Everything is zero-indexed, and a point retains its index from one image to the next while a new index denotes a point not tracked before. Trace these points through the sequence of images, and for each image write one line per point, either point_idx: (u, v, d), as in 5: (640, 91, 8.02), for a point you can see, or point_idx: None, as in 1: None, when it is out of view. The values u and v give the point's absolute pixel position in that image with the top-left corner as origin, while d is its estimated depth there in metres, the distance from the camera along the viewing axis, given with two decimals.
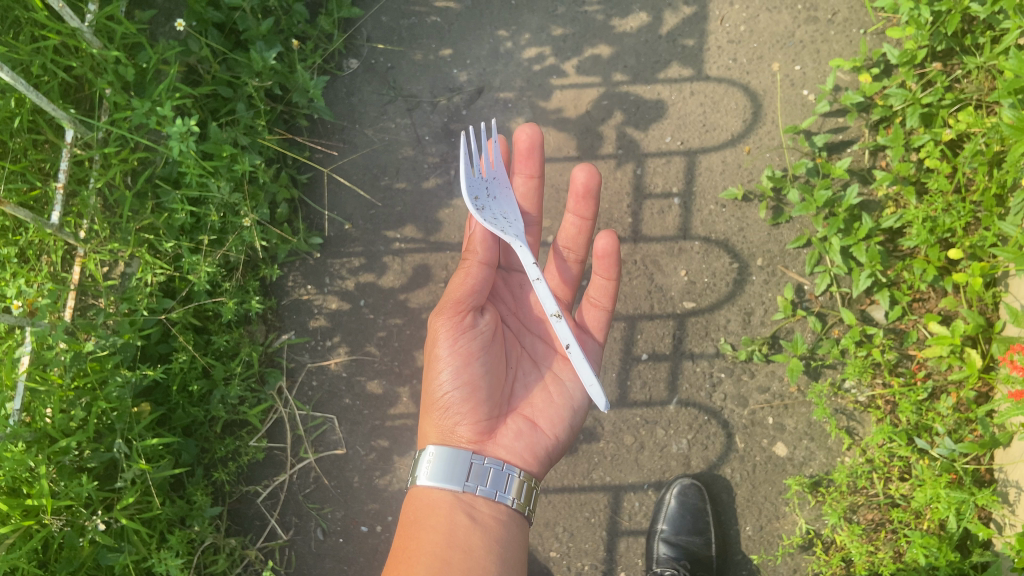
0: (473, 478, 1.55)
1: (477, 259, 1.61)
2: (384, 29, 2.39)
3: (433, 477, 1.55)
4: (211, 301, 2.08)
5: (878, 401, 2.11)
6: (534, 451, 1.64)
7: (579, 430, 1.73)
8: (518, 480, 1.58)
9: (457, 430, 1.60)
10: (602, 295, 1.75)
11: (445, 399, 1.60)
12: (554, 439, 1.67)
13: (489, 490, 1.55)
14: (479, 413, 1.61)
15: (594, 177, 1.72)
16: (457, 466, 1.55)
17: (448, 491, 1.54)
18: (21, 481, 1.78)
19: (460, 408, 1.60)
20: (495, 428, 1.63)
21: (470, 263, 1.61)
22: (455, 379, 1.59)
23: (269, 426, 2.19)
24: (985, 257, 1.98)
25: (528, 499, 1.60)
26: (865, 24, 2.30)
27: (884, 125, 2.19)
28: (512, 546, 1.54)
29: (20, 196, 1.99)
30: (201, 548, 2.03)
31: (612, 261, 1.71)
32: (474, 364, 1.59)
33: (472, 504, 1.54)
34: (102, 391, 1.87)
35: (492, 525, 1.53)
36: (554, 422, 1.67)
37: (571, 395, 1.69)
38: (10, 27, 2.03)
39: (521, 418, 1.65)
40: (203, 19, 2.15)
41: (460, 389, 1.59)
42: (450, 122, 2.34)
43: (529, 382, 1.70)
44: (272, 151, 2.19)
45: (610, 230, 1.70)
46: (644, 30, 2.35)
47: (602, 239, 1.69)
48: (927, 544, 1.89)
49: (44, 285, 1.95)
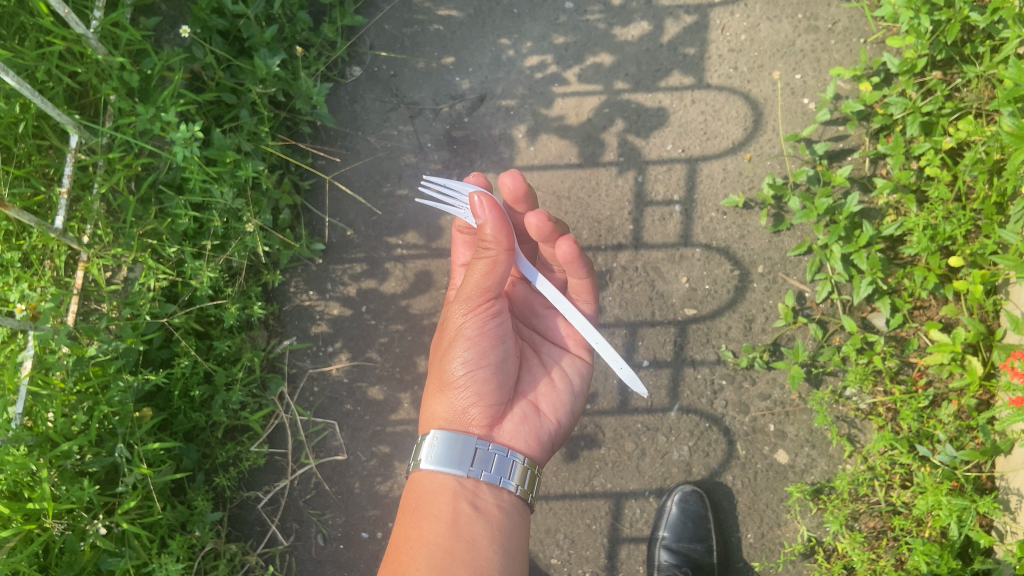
0: (478, 463, 1.53)
1: (505, 248, 1.50)
2: (387, 37, 2.40)
3: (435, 461, 1.53)
4: (213, 306, 2.08)
5: (879, 408, 2.11)
6: (539, 436, 1.64)
7: (578, 418, 1.76)
8: (521, 466, 1.57)
9: (470, 411, 1.58)
10: (581, 292, 1.74)
11: (462, 379, 1.58)
12: (556, 424, 1.68)
13: (493, 476, 1.53)
14: (493, 396, 1.60)
15: (547, 220, 1.57)
16: (460, 451, 1.53)
17: (451, 477, 1.53)
18: (23, 485, 1.77)
19: (477, 389, 1.58)
20: (503, 412, 1.62)
21: (500, 251, 1.49)
22: (476, 360, 1.57)
23: (270, 431, 2.19)
24: (986, 265, 1.97)
25: (531, 486, 1.59)
26: (865, 33, 2.31)
27: (885, 134, 2.21)
28: (515, 535, 1.53)
29: (24, 201, 2.00)
30: (201, 553, 2.02)
31: (579, 263, 1.63)
32: (495, 348, 1.60)
33: (475, 491, 1.52)
34: (105, 395, 1.88)
35: (495, 514, 1.52)
36: (556, 407, 1.69)
37: (571, 381, 1.74)
38: (15, 33, 2.04)
39: (526, 403, 1.66)
40: (208, 26, 2.16)
41: (480, 369, 1.58)
42: (452, 129, 2.35)
43: (533, 369, 1.73)
44: (274, 157, 2.21)
45: (569, 234, 1.60)
46: (645, 38, 2.37)
47: (563, 245, 1.59)
48: (928, 552, 1.89)
49: (47, 289, 1.96)
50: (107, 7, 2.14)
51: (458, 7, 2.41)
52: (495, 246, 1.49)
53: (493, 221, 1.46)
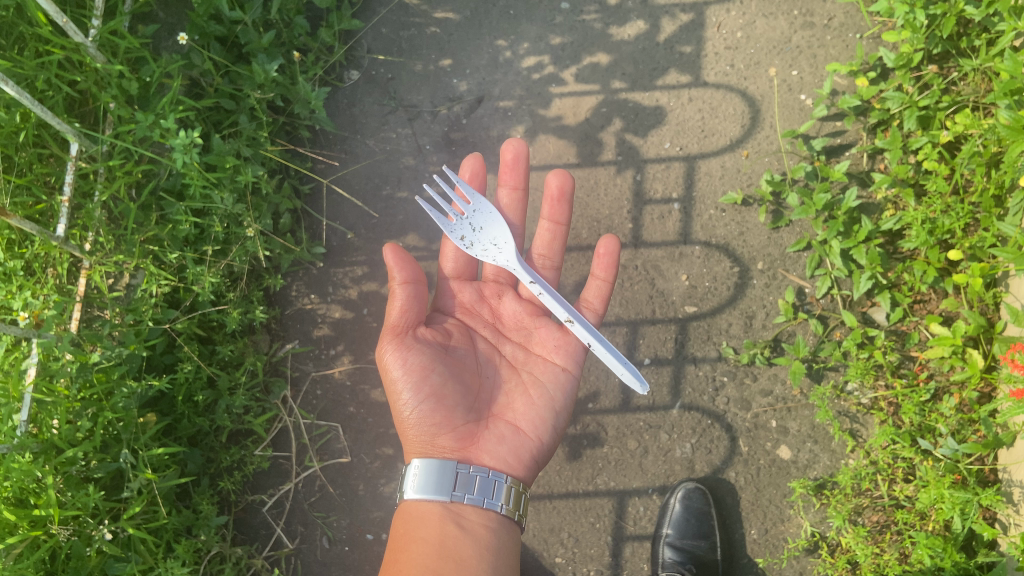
0: (460, 487, 1.58)
1: (400, 282, 1.59)
2: (384, 40, 2.41)
3: (420, 490, 1.58)
4: (215, 311, 2.09)
5: (880, 402, 2.12)
6: (519, 455, 1.66)
7: (564, 429, 1.75)
8: (505, 486, 1.61)
9: (436, 442, 1.62)
10: (595, 295, 1.81)
11: (411, 416, 1.62)
12: (538, 440, 1.68)
13: (476, 498, 1.58)
14: (453, 421, 1.62)
15: (567, 179, 1.81)
16: (443, 476, 1.58)
17: (436, 502, 1.57)
18: (29, 491, 1.78)
19: (431, 420, 1.61)
20: (475, 436, 1.65)
21: (394, 286, 1.59)
22: (416, 395, 1.60)
23: (274, 435, 2.20)
24: (985, 258, 1.97)
25: (517, 505, 1.63)
26: (861, 29, 2.31)
27: (882, 128, 2.20)
28: (503, 553, 1.58)
29: (26, 210, 2.01)
30: (207, 557, 2.03)
31: (610, 260, 1.80)
32: (432, 376, 1.60)
33: (460, 513, 1.57)
34: (109, 402, 1.89)
35: (482, 533, 1.57)
36: (536, 423, 1.68)
37: (552, 396, 1.71)
38: (14, 43, 2.05)
39: (503, 423, 1.67)
40: (206, 32, 2.17)
41: (423, 403, 1.60)
42: (450, 132, 2.36)
43: (507, 386, 1.71)
44: (274, 162, 2.21)
45: (609, 234, 1.81)
46: (641, 37, 2.38)
47: (608, 244, 1.79)
48: (931, 545, 1.88)
49: (49, 296, 1.95)
50: (106, 15, 2.15)
51: (454, 10, 2.42)
52: (394, 284, 1.59)
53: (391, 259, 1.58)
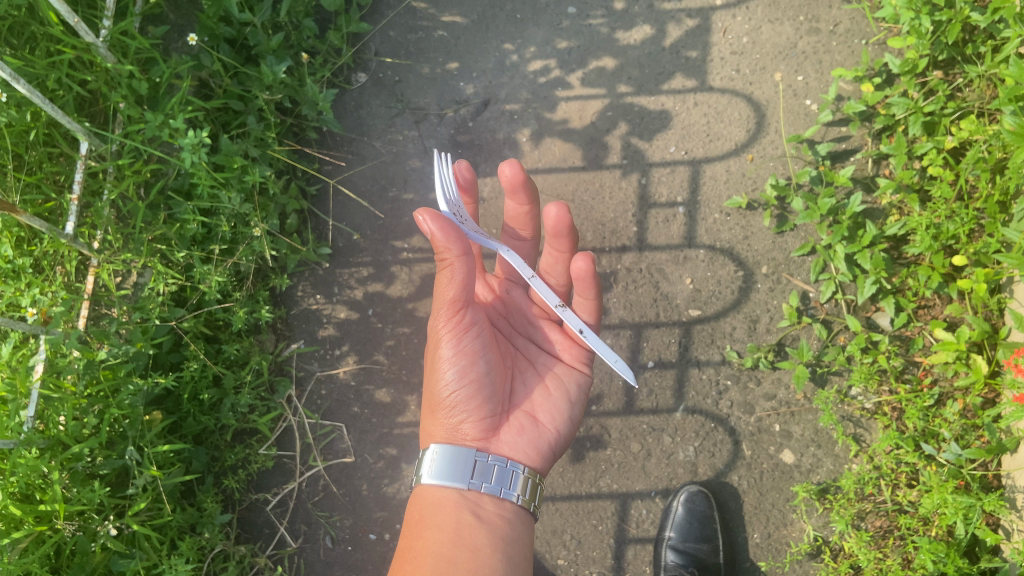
0: (477, 476, 1.58)
1: (457, 254, 1.44)
2: (392, 43, 2.43)
3: (436, 476, 1.59)
4: (221, 309, 2.10)
5: (884, 408, 2.11)
6: (538, 447, 1.66)
7: (579, 423, 1.76)
8: (522, 477, 1.62)
9: (462, 428, 1.63)
10: (582, 311, 1.76)
11: (451, 397, 1.61)
12: (556, 432, 1.70)
13: (493, 488, 1.58)
14: (482, 410, 1.63)
15: (565, 213, 1.65)
16: (460, 464, 1.59)
17: (453, 489, 1.58)
18: (35, 487, 1.80)
19: (466, 405, 1.61)
20: (499, 425, 1.65)
21: (452, 260, 1.44)
22: (460, 377, 1.59)
23: (278, 434, 2.22)
24: (989, 263, 1.98)
25: (533, 496, 1.63)
26: (867, 35, 2.33)
27: (886, 134, 2.21)
28: (517, 544, 1.57)
29: (35, 208, 2.03)
30: (211, 554, 2.04)
31: (590, 283, 1.68)
32: (479, 364, 1.60)
33: (476, 502, 1.57)
34: (115, 399, 1.89)
35: (498, 523, 1.57)
36: (553, 415, 1.71)
37: (567, 389, 1.75)
38: (26, 42, 2.07)
39: (523, 414, 1.68)
40: (216, 34, 2.20)
41: (464, 387, 1.60)
42: (457, 134, 2.38)
43: (527, 379, 1.74)
44: (282, 163, 2.23)
45: (587, 252, 1.66)
46: (647, 42, 2.39)
47: (580, 263, 1.65)
48: (934, 550, 1.89)
49: (58, 294, 1.98)
50: (118, 16, 2.17)
51: (462, 13, 2.44)
52: (446, 255, 1.43)
53: (437, 229, 1.40)
